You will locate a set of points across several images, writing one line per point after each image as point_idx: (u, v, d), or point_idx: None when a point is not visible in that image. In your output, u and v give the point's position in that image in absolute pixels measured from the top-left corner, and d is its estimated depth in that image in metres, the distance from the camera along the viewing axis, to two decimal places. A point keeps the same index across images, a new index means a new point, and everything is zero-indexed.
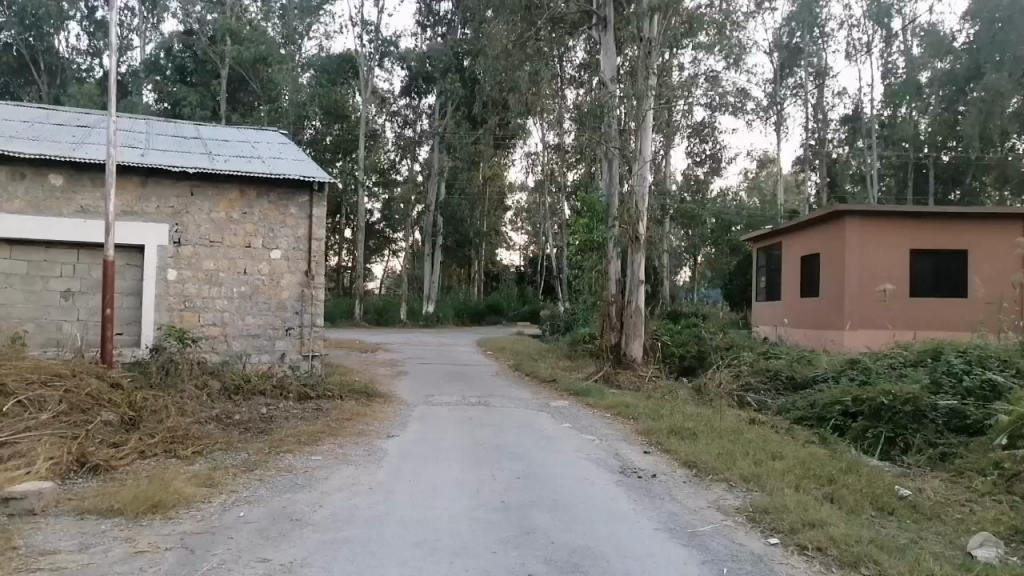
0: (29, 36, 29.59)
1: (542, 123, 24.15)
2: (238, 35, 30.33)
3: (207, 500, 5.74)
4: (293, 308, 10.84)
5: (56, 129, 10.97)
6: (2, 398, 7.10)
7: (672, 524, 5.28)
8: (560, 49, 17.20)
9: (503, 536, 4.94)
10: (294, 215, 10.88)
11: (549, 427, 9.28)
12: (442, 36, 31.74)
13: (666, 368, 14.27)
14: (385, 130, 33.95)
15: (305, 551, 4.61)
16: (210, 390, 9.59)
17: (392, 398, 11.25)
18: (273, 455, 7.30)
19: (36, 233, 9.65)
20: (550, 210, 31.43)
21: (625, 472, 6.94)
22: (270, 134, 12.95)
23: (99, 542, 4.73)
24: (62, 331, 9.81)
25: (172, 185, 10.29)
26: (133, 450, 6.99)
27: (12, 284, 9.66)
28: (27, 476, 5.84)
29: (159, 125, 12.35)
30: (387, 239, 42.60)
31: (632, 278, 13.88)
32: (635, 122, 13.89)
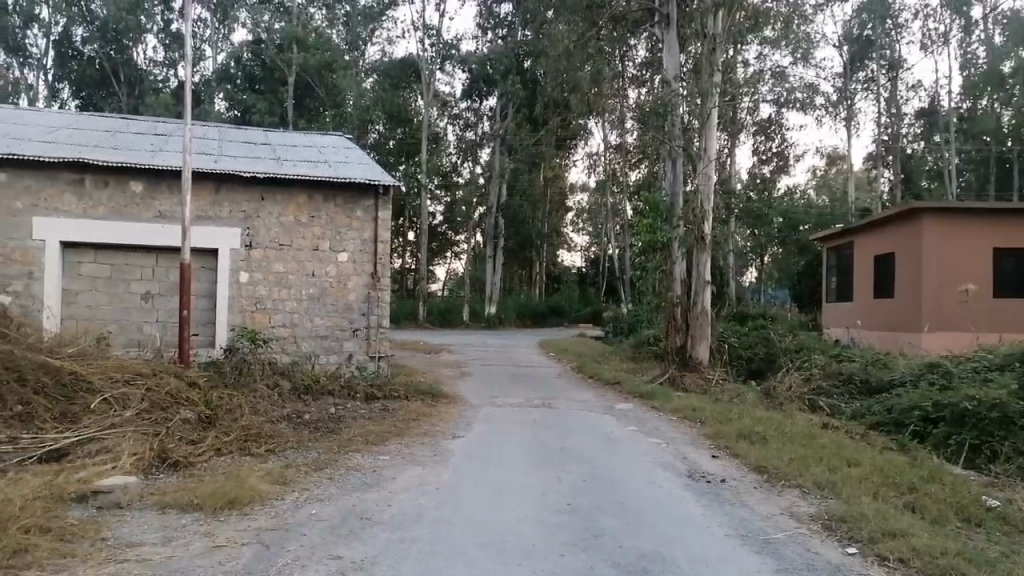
0: (110, 49, 31.02)
1: (604, 123, 24.01)
2: (304, 42, 30.98)
3: (281, 496, 5.90)
4: (359, 309, 11.04)
5: (136, 138, 11.44)
6: (90, 396, 7.47)
7: (744, 531, 5.17)
8: (621, 48, 17.20)
9: (571, 538, 4.94)
10: (360, 218, 11.08)
11: (614, 429, 9.22)
12: (502, 38, 31.88)
13: (732, 371, 14.01)
14: (447, 133, 34.52)
15: (376, 550, 4.68)
16: (280, 390, 9.86)
17: (457, 399, 11.35)
18: (342, 454, 7.48)
19: (118, 239, 10.08)
20: (612, 210, 31.29)
21: (693, 476, 6.83)
22: (336, 139, 13.22)
23: (181, 536, 4.91)
24: (143, 332, 10.22)
25: (244, 190, 10.61)
26: (211, 447, 7.21)
27: (97, 287, 10.12)
28: (112, 472, 6.11)
29: (230, 132, 12.77)
30: (450, 241, 43.05)
31: (697, 279, 13.67)
32: (699, 121, 13.61)
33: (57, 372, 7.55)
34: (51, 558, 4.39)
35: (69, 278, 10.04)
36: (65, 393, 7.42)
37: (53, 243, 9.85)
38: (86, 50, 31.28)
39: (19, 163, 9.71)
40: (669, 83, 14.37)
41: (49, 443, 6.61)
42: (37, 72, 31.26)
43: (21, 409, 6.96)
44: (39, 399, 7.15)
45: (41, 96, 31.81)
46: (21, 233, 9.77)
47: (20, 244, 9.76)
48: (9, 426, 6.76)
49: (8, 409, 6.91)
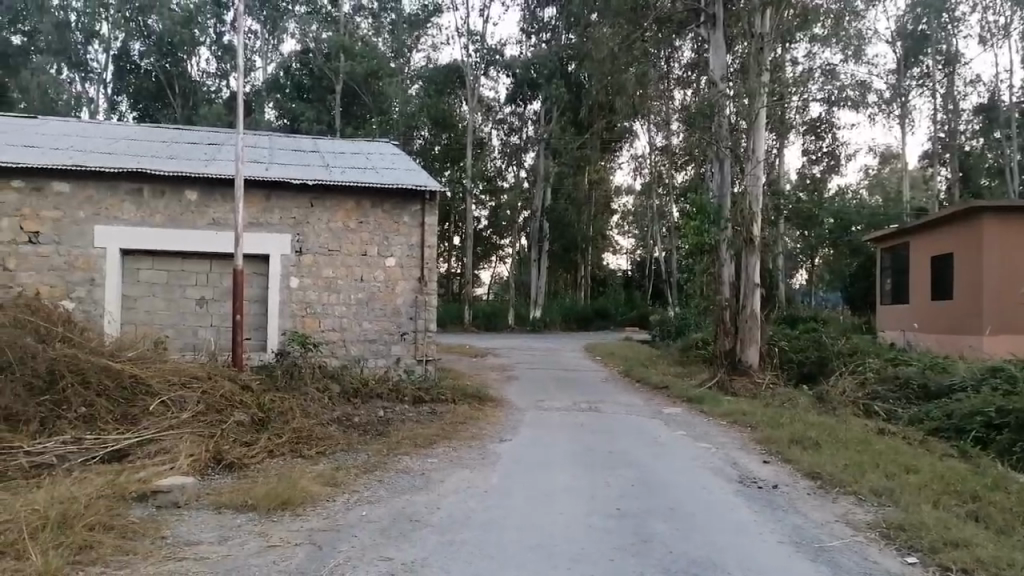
0: (166, 62, 32.04)
1: (649, 125, 23.82)
2: (351, 51, 31.48)
3: (332, 498, 5.99)
4: (407, 314, 11.15)
5: (191, 148, 11.76)
6: (149, 398, 7.70)
7: (798, 538, 5.07)
8: (667, 49, 17.07)
9: (620, 542, 4.91)
10: (407, 223, 11.19)
11: (663, 433, 9.13)
12: (546, 42, 32.03)
13: (783, 375, 13.75)
14: (491, 138, 34.77)
15: (426, 552, 4.72)
16: (330, 393, 10.01)
17: (504, 403, 11.38)
18: (391, 456, 7.56)
19: (175, 246, 10.38)
20: (658, 213, 31.04)
21: (744, 481, 6.72)
22: (384, 145, 13.40)
23: (236, 535, 5.02)
24: (198, 336, 10.50)
25: (295, 197, 10.82)
26: (264, 449, 7.36)
27: (154, 293, 10.44)
28: (171, 472, 6.29)
29: (281, 140, 13.05)
30: (495, 245, 43.22)
31: (747, 282, 13.49)
32: (747, 121, 13.42)
33: (119, 374, 7.79)
34: (114, 555, 4.53)
35: (129, 284, 10.37)
36: (126, 395, 7.66)
37: (114, 250, 10.18)
38: (143, 64, 32.32)
39: (81, 173, 10.06)
40: (715, 84, 14.22)
41: (111, 443, 6.83)
42: (97, 86, 32.36)
43: (85, 411, 7.22)
44: (101, 401, 7.39)
45: (101, 109, 32.94)
46: (83, 241, 10.12)
47: (83, 251, 10.10)
48: (74, 426, 7.00)
49: (73, 410, 7.16)
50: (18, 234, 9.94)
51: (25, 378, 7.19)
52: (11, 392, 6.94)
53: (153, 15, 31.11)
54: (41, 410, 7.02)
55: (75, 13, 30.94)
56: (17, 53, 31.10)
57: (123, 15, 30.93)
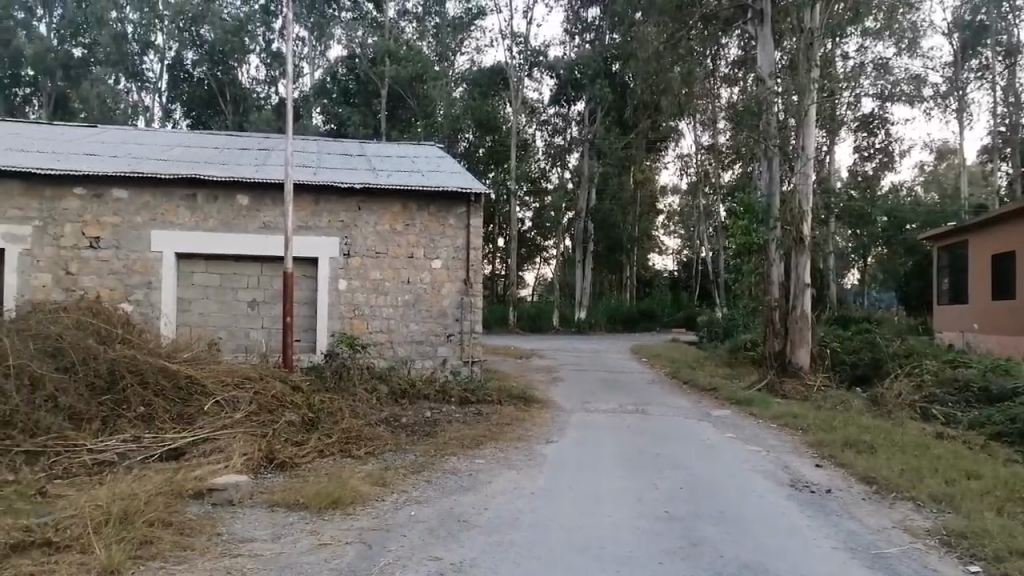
0: (218, 70, 32.85)
1: (695, 124, 23.61)
2: (396, 55, 31.81)
3: (381, 497, 6.07)
4: (453, 315, 11.23)
5: (242, 154, 12.03)
6: (204, 398, 7.90)
7: (854, 544, 4.95)
8: (713, 47, 16.89)
9: (669, 546, 4.86)
10: (453, 225, 11.27)
11: (711, 436, 9.00)
12: (590, 42, 31.90)
13: (836, 377, 13.43)
14: (535, 139, 34.81)
15: (475, 552, 4.75)
16: (378, 394, 10.13)
17: (550, 404, 11.37)
18: (439, 457, 7.61)
19: (228, 250, 10.63)
20: (704, 213, 30.66)
21: (796, 486, 6.58)
22: (430, 148, 13.52)
23: (288, 534, 5.12)
24: (249, 338, 10.72)
25: (342, 201, 10.99)
26: (314, 449, 7.48)
27: (208, 295, 10.70)
28: (225, 471, 6.44)
29: (329, 145, 13.27)
30: (539, 247, 43.21)
31: (797, 282, 13.26)
32: (796, 118, 13.17)
33: (175, 375, 7.98)
34: (173, 551, 4.66)
35: (183, 287, 10.65)
36: (182, 395, 7.86)
37: (170, 254, 10.48)
38: (196, 72, 33.21)
39: (139, 179, 10.37)
40: (764, 81, 13.98)
41: (167, 442, 7.02)
42: (153, 95, 33.31)
43: (143, 410, 7.44)
44: (159, 401, 7.60)
45: (156, 117, 33.87)
46: (141, 245, 10.42)
47: (141, 255, 10.42)
48: (134, 425, 7.22)
49: (132, 410, 7.39)
50: (79, 239, 10.28)
51: (88, 378, 7.45)
52: (75, 392, 7.20)
53: (205, 25, 31.86)
54: (103, 409, 7.27)
55: (132, 25, 31.80)
56: (78, 65, 32.21)
57: (177, 26, 31.75)
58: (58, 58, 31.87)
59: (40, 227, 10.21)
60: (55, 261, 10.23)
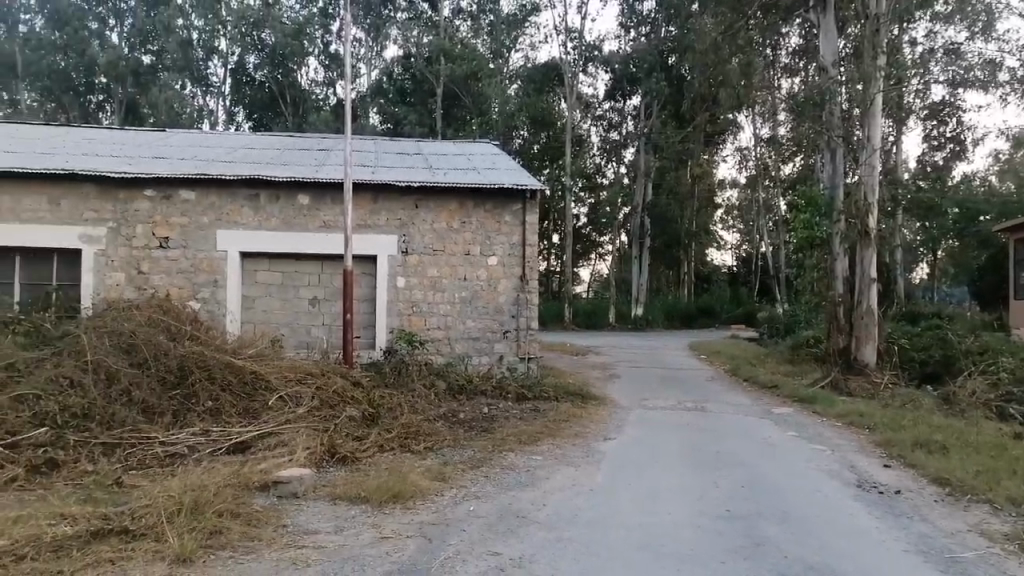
0: (279, 73, 33.62)
1: (754, 115, 23.13)
2: (450, 54, 31.63)
3: (440, 492, 6.14)
4: (509, 312, 11.26)
5: (302, 154, 12.30)
6: (268, 394, 8.10)
7: (925, 547, 4.79)
8: (772, 39, 16.59)
9: (731, 545, 4.78)
10: (509, 223, 11.30)
11: (774, 434, 8.80)
12: (646, 36, 31.48)
13: (904, 374, 12.99)
14: (591, 134, 34.78)
15: (532, 548, 4.76)
16: (436, 390, 10.25)
17: (607, 401, 11.30)
18: (497, 453, 7.65)
19: (290, 249, 10.88)
20: (764, 207, 30.03)
21: (863, 486, 6.39)
22: (485, 146, 13.55)
23: (351, 526, 5.21)
24: (311, 335, 10.97)
25: (400, 200, 11.12)
26: (374, 444, 7.59)
27: (271, 293, 10.98)
28: (289, 464, 6.60)
29: (386, 144, 13.46)
30: (594, 243, 42.96)
31: (862, 277, 12.87)
32: (861, 107, 12.77)
33: (240, 371, 8.19)
34: (241, 541, 4.80)
35: (247, 285, 10.95)
36: (247, 390, 8.07)
37: (235, 254, 10.78)
38: (258, 76, 34.06)
39: (205, 181, 10.70)
40: (826, 70, 13.64)
41: (234, 436, 7.23)
42: (217, 98, 34.26)
43: (211, 404, 7.67)
44: (226, 395, 7.84)
45: (220, 120, 34.83)
46: (208, 245, 10.75)
47: (207, 254, 10.75)
48: (202, 419, 7.46)
49: (200, 404, 7.63)
50: (150, 239, 10.66)
51: (160, 373, 7.73)
52: (147, 386, 7.48)
53: (266, 29, 32.63)
54: (174, 404, 7.53)
55: (196, 31, 32.76)
56: (147, 71, 33.45)
57: (239, 30, 32.65)
58: (129, 66, 33.13)
59: (114, 228, 10.63)
60: (128, 261, 10.63)
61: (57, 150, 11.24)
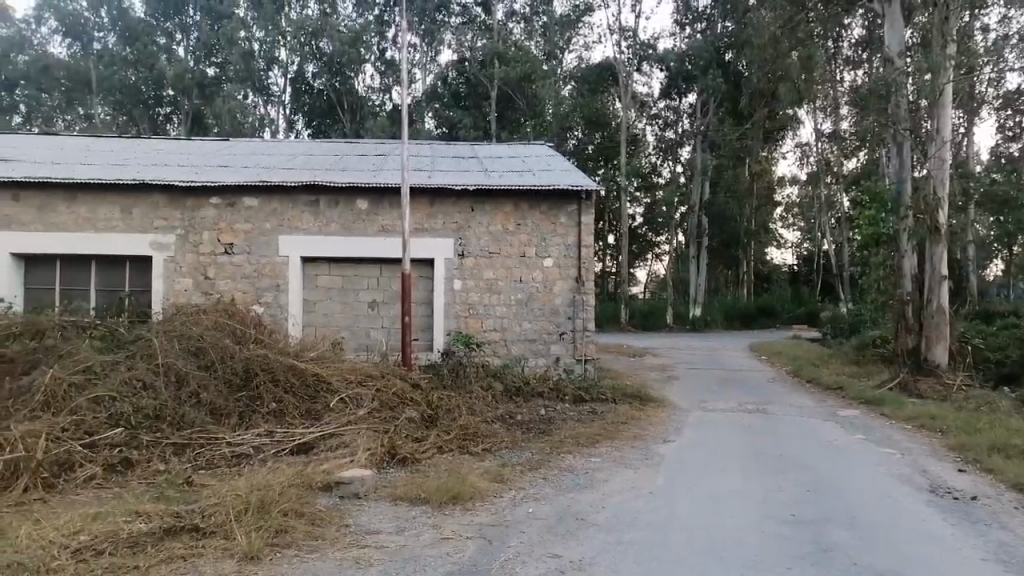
0: (336, 81, 34.19)
1: (815, 110, 22.57)
2: (505, 56, 31.42)
3: (499, 494, 6.16)
4: (565, 313, 11.23)
5: (360, 160, 12.51)
6: (330, 395, 8.26)
7: (1006, 556, 4.58)
8: (835, 30, 16.15)
9: (798, 551, 4.66)
10: (565, 224, 11.27)
11: (840, 437, 8.55)
12: (701, 32, 31.28)
13: (978, 375, 12.47)
14: (646, 134, 34.53)
15: (593, 551, 4.73)
16: (494, 391, 10.29)
17: (665, 403, 11.17)
18: (555, 454, 7.65)
19: (350, 253, 11.09)
20: (827, 203, 29.22)
21: (936, 491, 6.16)
22: (540, 148, 13.58)
23: (412, 527, 5.28)
24: (371, 337, 11.18)
25: (456, 203, 11.21)
26: (433, 445, 7.67)
27: (331, 297, 11.22)
28: (351, 465, 6.72)
29: (442, 148, 13.60)
30: (651, 243, 42.55)
31: (932, 275, 12.43)
32: (930, 98, 12.33)
33: (303, 373, 8.38)
34: (305, 540, 4.90)
35: (309, 289, 11.20)
36: (310, 393, 8.25)
37: (296, 258, 11.04)
38: (316, 84, 34.60)
39: (267, 188, 10.97)
40: (892, 61, 13.18)
41: (297, 437, 7.41)
42: (278, 107, 35.18)
43: (275, 406, 7.88)
44: (289, 397, 8.03)
45: (281, 128, 35.76)
46: (270, 251, 11.03)
47: (270, 259, 11.03)
48: (267, 421, 7.66)
49: (265, 406, 7.84)
50: (216, 245, 11.00)
51: (226, 376, 7.96)
52: (214, 388, 7.70)
53: (325, 38, 33.30)
54: (240, 405, 7.75)
55: (258, 42, 33.72)
56: (211, 83, 34.55)
57: (299, 41, 33.44)
58: (194, 78, 34.12)
59: (181, 236, 10.99)
60: (195, 267, 10.99)
61: (129, 161, 11.71)
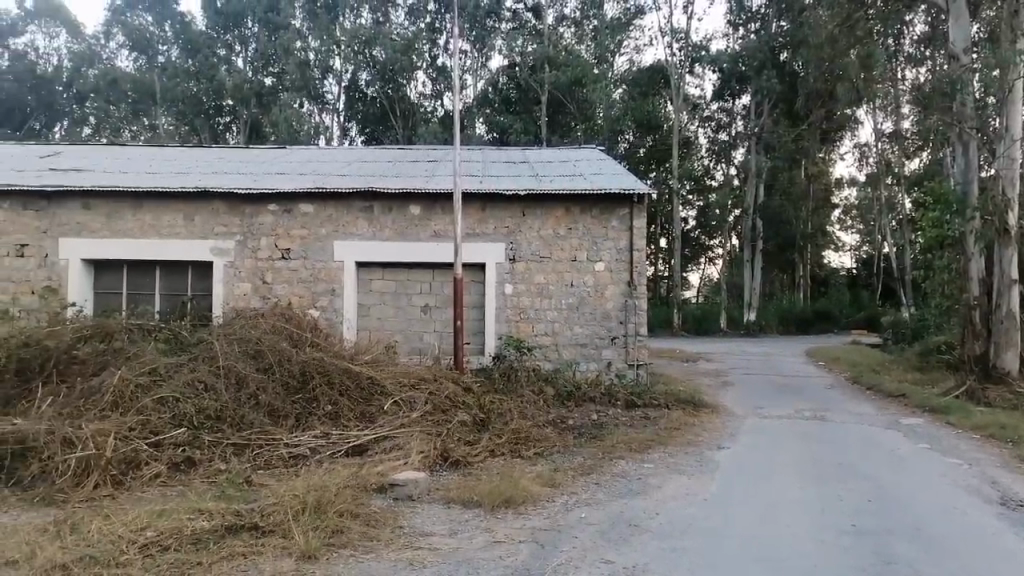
0: (389, 88, 34.58)
1: (875, 108, 21.97)
2: (556, 62, 31.74)
3: (552, 498, 6.15)
4: (617, 317, 11.15)
5: (413, 165, 12.66)
6: (384, 398, 8.37)
7: None
8: (896, 27, 15.72)
9: (859, 562, 4.54)
10: (617, 227, 11.20)
11: (903, 446, 8.28)
12: (755, 32, 30.88)
13: None
14: (698, 136, 34.20)
15: (646, 557, 4.69)
16: (545, 396, 10.28)
17: (720, 409, 11.00)
18: (608, 460, 7.61)
19: (403, 258, 11.24)
20: (888, 204, 28.34)
21: (1006, 504, 5.92)
22: (590, 151, 13.54)
23: (465, 529, 5.31)
24: (424, 341, 11.31)
25: (508, 207, 11.24)
26: (486, 449, 7.71)
27: (385, 301, 11.38)
28: (405, 467, 6.81)
29: (494, 153, 13.67)
30: (704, 246, 41.99)
31: (1001, 279, 12.02)
32: (1000, 94, 11.90)
33: (358, 376, 8.51)
34: (360, 540, 4.98)
35: (363, 293, 11.39)
36: (364, 395, 8.38)
37: (351, 263, 11.23)
38: (370, 91, 35.13)
39: (324, 194, 11.19)
40: (957, 58, 12.69)
41: (352, 439, 7.53)
42: (332, 115, 35.86)
43: (331, 408, 8.02)
44: (344, 400, 8.17)
45: (335, 135, 36.47)
46: (326, 255, 11.24)
47: (325, 264, 11.24)
48: (323, 423, 7.81)
49: (321, 408, 8.00)
50: (273, 251, 11.26)
51: (284, 378, 8.13)
52: (272, 390, 7.89)
53: (378, 46, 33.42)
54: (297, 407, 7.92)
55: (314, 52, 34.26)
56: (269, 93, 35.43)
57: (353, 49, 33.58)
58: (253, 88, 35.11)
59: (240, 242, 11.28)
60: (253, 271, 11.27)
61: (191, 170, 12.08)
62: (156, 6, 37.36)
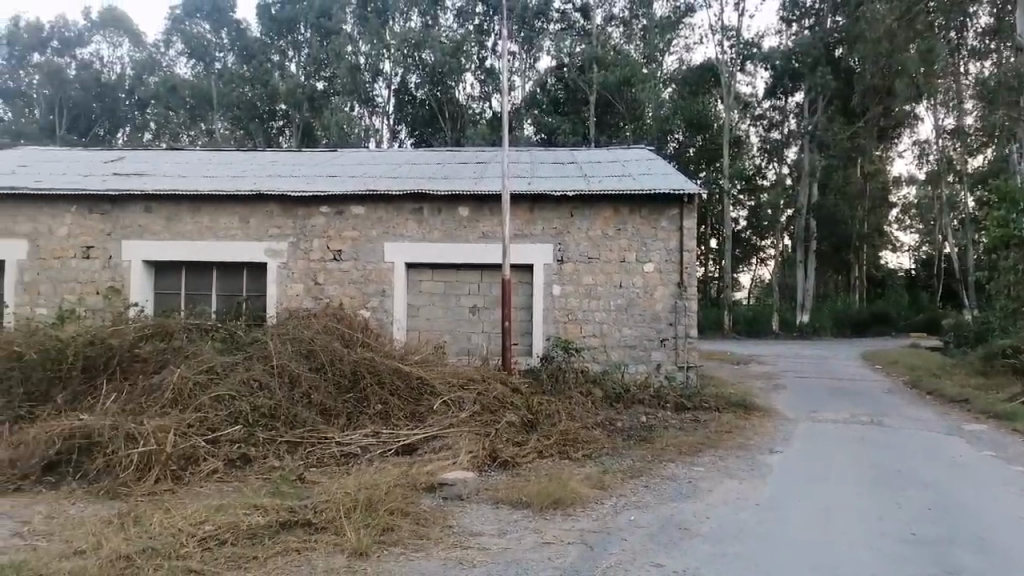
0: (438, 90, 34.79)
1: (936, 105, 21.25)
2: (604, 62, 31.75)
3: (601, 500, 6.12)
4: (667, 319, 11.04)
5: (462, 167, 12.74)
6: (433, 399, 8.42)
7: None
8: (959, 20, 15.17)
9: (919, 571, 4.41)
10: (666, 228, 11.09)
11: (966, 453, 7.99)
12: (809, 28, 29.99)
13: None
14: (750, 135, 33.61)
15: (696, 560, 4.65)
16: (594, 397, 10.24)
17: (772, 413, 10.78)
18: (658, 462, 7.55)
19: (452, 259, 11.33)
20: (949, 203, 27.36)
21: None
22: (640, 151, 13.43)
23: (515, 530, 5.32)
24: (472, 342, 11.38)
25: (556, 208, 11.22)
26: (535, 450, 7.71)
27: (434, 302, 11.49)
28: (454, 466, 6.86)
29: (542, 155, 13.66)
30: (755, 246, 41.25)
31: None
32: None
33: (407, 376, 8.60)
34: (411, 539, 5.03)
35: (412, 294, 11.51)
36: (414, 395, 8.47)
37: (401, 264, 11.35)
38: (419, 94, 35.43)
39: (374, 197, 11.34)
40: None
41: (402, 438, 7.62)
42: (382, 117, 36.29)
43: (381, 407, 8.12)
44: (394, 399, 8.27)
45: (385, 138, 36.92)
46: (376, 257, 11.39)
47: (376, 265, 11.39)
48: (373, 422, 7.91)
49: (372, 407, 8.10)
50: (325, 252, 11.46)
51: (335, 378, 8.27)
52: (324, 390, 8.04)
53: (427, 49, 33.64)
54: (348, 406, 8.04)
55: (364, 56, 34.72)
56: (320, 97, 35.73)
57: (402, 52, 33.95)
58: (306, 92, 35.57)
59: (294, 243, 11.51)
60: (305, 272, 11.49)
61: (246, 173, 12.37)
62: (213, 14, 38.61)
